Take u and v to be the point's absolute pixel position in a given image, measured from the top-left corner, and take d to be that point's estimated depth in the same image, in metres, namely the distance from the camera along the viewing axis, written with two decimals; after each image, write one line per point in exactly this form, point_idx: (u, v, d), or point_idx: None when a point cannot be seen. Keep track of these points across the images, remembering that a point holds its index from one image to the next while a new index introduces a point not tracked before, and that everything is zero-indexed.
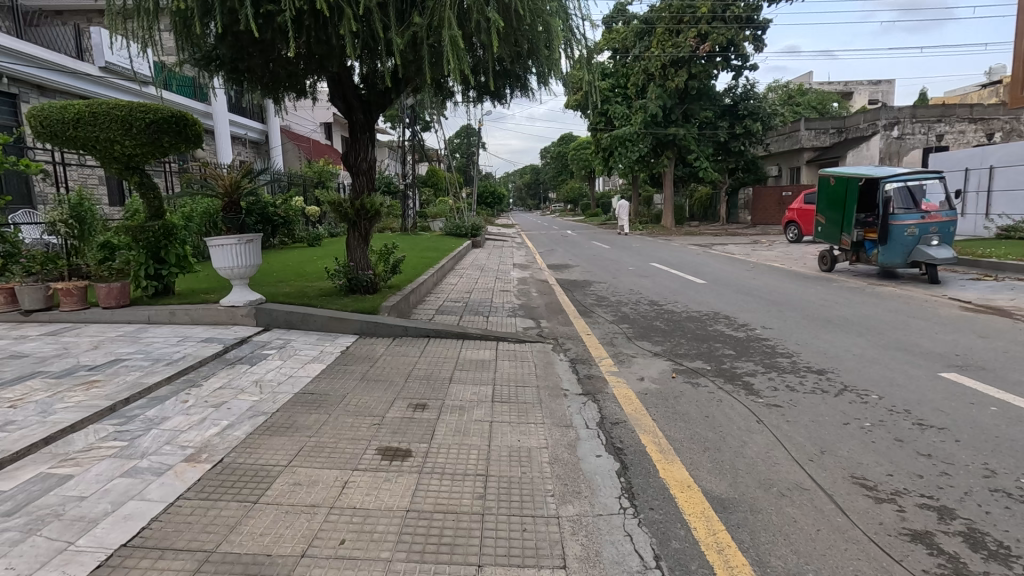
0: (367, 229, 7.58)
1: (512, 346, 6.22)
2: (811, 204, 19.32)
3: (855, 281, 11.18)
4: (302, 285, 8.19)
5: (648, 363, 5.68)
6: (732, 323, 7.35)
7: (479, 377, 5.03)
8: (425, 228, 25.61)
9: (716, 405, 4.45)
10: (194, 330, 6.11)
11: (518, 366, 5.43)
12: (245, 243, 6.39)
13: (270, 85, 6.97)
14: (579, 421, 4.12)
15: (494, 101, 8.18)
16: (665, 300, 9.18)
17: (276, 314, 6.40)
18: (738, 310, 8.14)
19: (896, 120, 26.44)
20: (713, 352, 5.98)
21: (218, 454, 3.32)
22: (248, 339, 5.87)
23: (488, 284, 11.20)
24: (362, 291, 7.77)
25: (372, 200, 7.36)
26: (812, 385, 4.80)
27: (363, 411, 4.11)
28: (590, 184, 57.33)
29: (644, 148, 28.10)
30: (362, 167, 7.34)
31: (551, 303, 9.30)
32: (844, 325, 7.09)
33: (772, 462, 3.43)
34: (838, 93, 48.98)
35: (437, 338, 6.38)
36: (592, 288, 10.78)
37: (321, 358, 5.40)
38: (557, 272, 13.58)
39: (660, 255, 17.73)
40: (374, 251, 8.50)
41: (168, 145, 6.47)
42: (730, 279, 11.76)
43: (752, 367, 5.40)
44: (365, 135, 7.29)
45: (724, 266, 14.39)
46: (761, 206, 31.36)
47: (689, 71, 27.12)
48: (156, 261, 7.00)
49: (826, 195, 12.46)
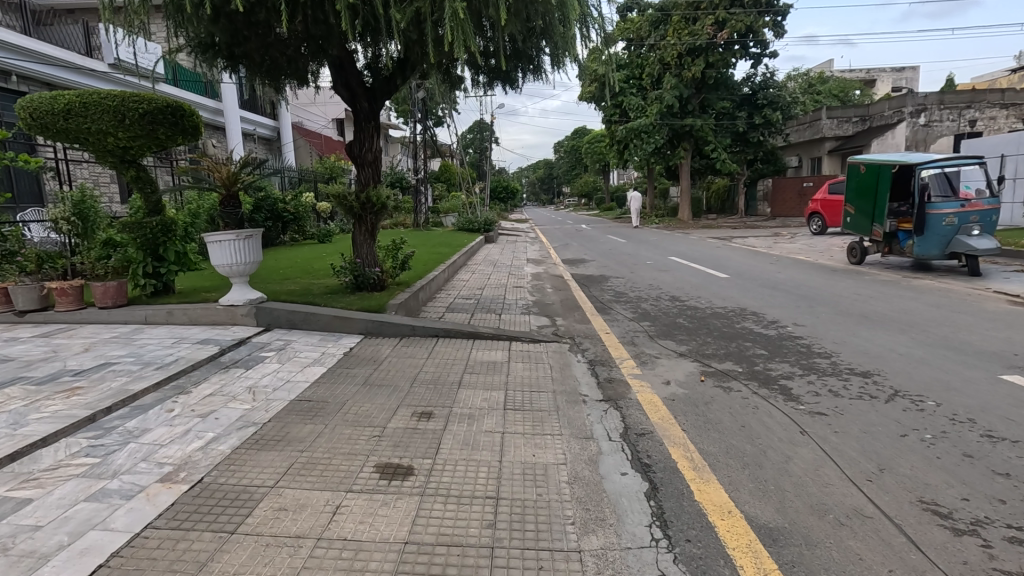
0: (373, 223, 7.23)
1: (525, 346, 5.83)
2: (835, 195, 18.61)
3: (888, 274, 10.60)
4: (308, 283, 7.88)
5: (672, 364, 5.25)
6: (760, 320, 6.88)
7: (490, 381, 4.65)
8: (438, 223, 25.33)
9: (751, 412, 4.02)
10: (191, 331, 5.81)
11: (533, 368, 5.04)
12: (244, 239, 6.07)
13: (268, 72, 6.63)
14: (601, 433, 3.71)
15: (506, 87, 7.77)
16: (687, 296, 8.70)
17: (278, 314, 6.08)
18: (767, 306, 7.65)
19: (923, 106, 25.51)
20: (744, 352, 5.52)
21: (197, 473, 2.98)
22: (246, 340, 5.56)
23: (501, 281, 10.82)
24: (369, 289, 7.43)
25: (379, 192, 7.01)
26: (857, 390, 4.34)
27: (363, 421, 3.75)
28: (605, 178, 56.59)
29: (660, 139, 27.46)
30: (367, 158, 6.99)
31: (566, 299, 8.88)
32: (885, 322, 6.57)
33: (824, 482, 3.00)
34: (860, 81, 47.73)
35: (447, 338, 6.02)
36: (609, 284, 10.35)
37: (322, 361, 5.06)
38: (572, 267, 13.16)
39: (678, 249, 17.18)
40: (381, 247, 8.15)
41: (164, 137, 6.16)
42: (754, 273, 11.23)
43: (789, 368, 4.93)
44: (370, 124, 6.91)
45: (746, 259, 13.84)
46: (781, 198, 30.55)
47: (707, 60, 26.42)
48: (156, 259, 6.73)
49: (855, 184, 11.87)
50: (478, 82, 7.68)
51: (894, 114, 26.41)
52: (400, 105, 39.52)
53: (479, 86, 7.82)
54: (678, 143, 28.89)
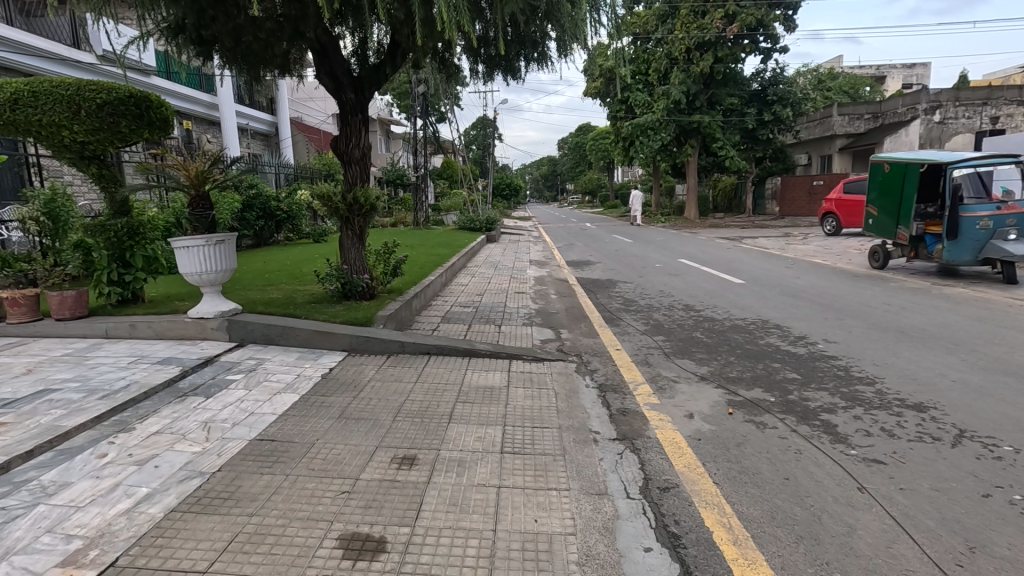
0: (362, 225, 6.64)
1: (527, 367, 5.21)
2: (851, 195, 17.92)
3: (914, 280, 9.94)
4: (292, 290, 7.28)
5: (694, 391, 4.62)
6: (786, 335, 6.25)
7: (485, 413, 4.04)
8: (439, 222, 24.76)
9: (794, 458, 3.38)
10: (154, 347, 5.22)
11: (536, 395, 4.43)
12: (215, 245, 5.48)
13: (243, 58, 5.98)
14: (617, 487, 3.09)
15: (506, 78, 7.16)
16: (702, 305, 8.05)
17: (252, 328, 5.48)
18: (791, 318, 6.99)
19: (938, 103, 24.68)
20: (773, 377, 4.88)
21: (112, 551, 2.37)
22: (213, 360, 4.96)
23: (502, 285, 10.22)
24: (357, 297, 6.81)
25: (367, 193, 6.39)
26: (915, 430, 3.70)
27: (331, 470, 3.15)
28: (609, 174, 55.72)
29: (667, 136, 26.75)
30: (355, 155, 6.36)
31: (572, 307, 8.26)
32: (926, 339, 5.92)
33: (902, 567, 2.37)
34: (870, 78, 46.93)
35: (440, 356, 5.42)
36: (617, 290, 9.74)
37: (296, 386, 4.46)
38: (577, 269, 12.54)
39: (687, 250, 16.51)
40: (371, 251, 7.53)
41: (127, 131, 5.57)
42: (770, 278, 10.59)
43: (829, 399, 4.30)
44: (358, 118, 6.26)
45: (760, 262, 13.17)
46: (790, 197, 29.79)
47: (716, 54, 25.69)
48: (122, 265, 6.13)
49: (879, 184, 11.21)
50: (476, 72, 7.06)
51: (907, 111, 25.64)
52: (401, 100, 38.85)
53: (477, 77, 7.19)
54: (686, 140, 28.15)
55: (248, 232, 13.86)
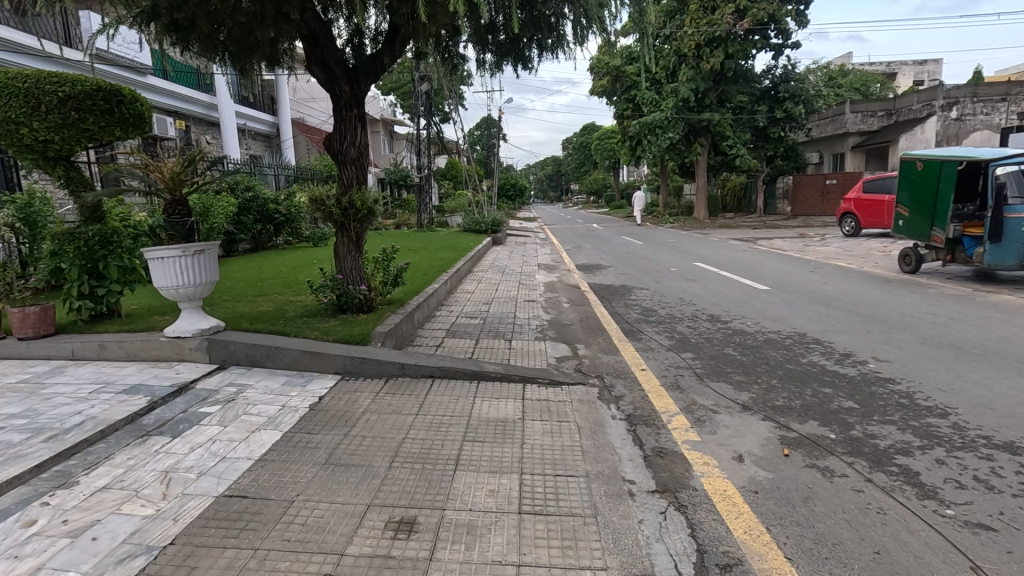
0: (359, 231, 6.04)
1: (544, 393, 4.60)
2: (871, 195, 17.23)
3: (952, 286, 9.27)
4: (284, 302, 6.71)
5: (738, 424, 3.99)
6: (828, 352, 5.63)
7: (498, 457, 3.45)
8: (443, 224, 24.20)
9: (879, 522, 2.75)
10: (123, 371, 4.64)
11: (556, 432, 3.83)
12: (193, 255, 4.88)
13: (220, 42, 5.41)
14: (665, 565, 2.47)
15: (516, 68, 6.56)
16: (730, 315, 7.41)
17: (235, 349, 4.89)
18: (830, 332, 6.35)
19: (954, 100, 23.97)
20: (827, 406, 4.25)
21: None
22: (189, 387, 4.37)
23: (510, 291, 9.66)
24: (354, 311, 6.21)
25: (364, 195, 5.83)
26: (1017, 480, 3.06)
27: (310, 543, 2.54)
28: (615, 173, 54.95)
29: (676, 135, 26.09)
30: (350, 154, 5.76)
31: (587, 318, 7.64)
32: (988, 356, 5.27)
33: None
34: (881, 75, 46.07)
35: (444, 380, 4.82)
36: (633, 297, 9.15)
37: (280, 421, 3.87)
38: (588, 274, 11.97)
39: (701, 252, 15.90)
40: (369, 257, 6.93)
41: (96, 128, 5.04)
42: (796, 283, 9.95)
43: (901, 436, 3.67)
44: (353, 112, 5.66)
45: (781, 265, 12.52)
46: (802, 196, 29.04)
47: (726, 50, 24.98)
48: (94, 276, 5.53)
49: (911, 183, 10.53)
50: (483, 62, 6.48)
51: (922, 108, 24.88)
52: (403, 99, 38.29)
53: (484, 68, 6.60)
54: (695, 139, 27.45)
55: (246, 236, 13.25)
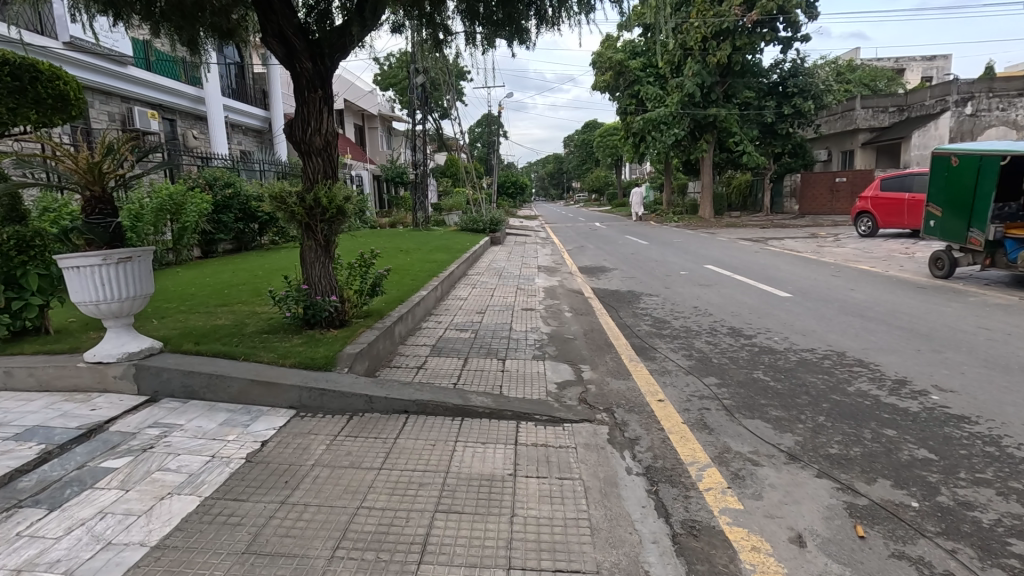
0: (327, 234, 5.20)
1: (539, 435, 3.75)
2: (889, 193, 16.34)
3: (995, 294, 8.39)
4: (245, 316, 5.87)
5: (789, 484, 3.12)
6: (879, 379, 4.75)
7: (478, 541, 2.59)
8: (440, 223, 23.35)
9: None
10: (27, 406, 3.80)
11: (557, 500, 2.95)
12: (115, 264, 4.02)
13: (150, 2, 4.55)
14: None
15: (511, 43, 5.74)
16: (753, 329, 6.54)
17: (168, 377, 4.05)
18: (874, 352, 5.47)
19: (970, 95, 23.02)
20: (896, 457, 3.38)
21: None
22: (103, 429, 3.52)
23: (507, 297, 8.83)
24: (323, 326, 5.37)
25: (332, 191, 4.97)
26: None
27: None
28: (617, 172, 53.95)
29: (681, 131, 25.19)
30: (315, 144, 4.91)
31: (592, 331, 6.78)
32: None
33: None
34: (891, 71, 45.12)
35: (422, 417, 3.97)
36: (642, 304, 8.32)
37: (204, 480, 3.02)
38: (592, 278, 11.14)
39: (711, 253, 15.01)
40: (344, 263, 6.08)
41: (4, 111, 4.83)
42: (820, 289, 9.08)
43: (1007, 508, 2.80)
44: (316, 93, 4.81)
45: (799, 268, 11.65)
46: (811, 195, 27.90)
47: (734, 43, 24.05)
48: (12, 287, 4.65)
49: (944, 180, 9.69)
50: (472, 37, 5.64)
51: (936, 103, 23.96)
52: (402, 95, 37.45)
53: (473, 43, 5.74)
54: (700, 135, 26.52)
55: (227, 235, 12.46)
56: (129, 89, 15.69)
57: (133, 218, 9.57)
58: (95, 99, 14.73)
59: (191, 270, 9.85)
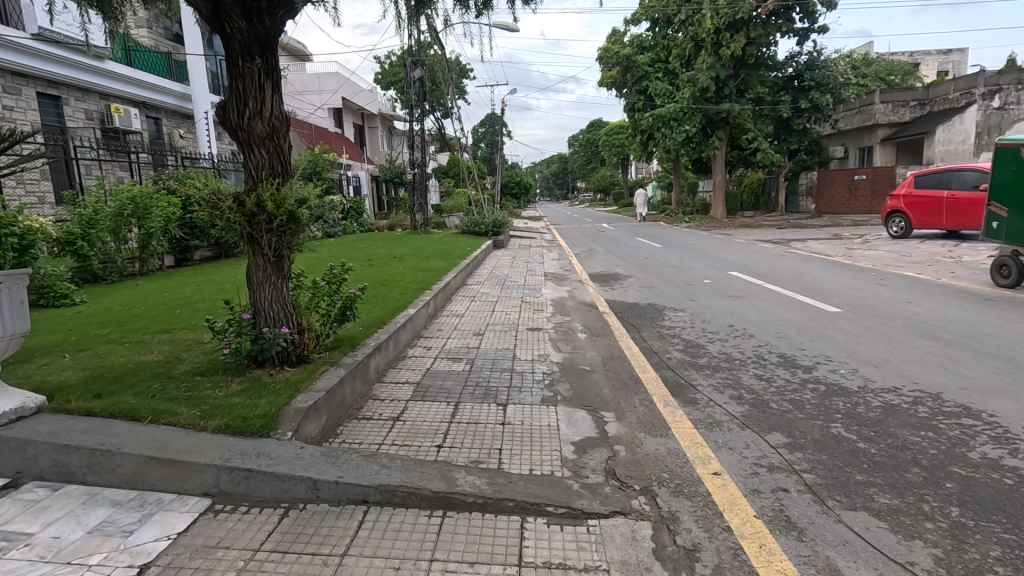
0: (277, 247, 4.03)
1: (551, 544, 2.57)
2: (924, 191, 15.04)
3: None
4: (181, 349, 4.71)
5: None
6: (1008, 440, 3.53)
7: None
8: (440, 225, 22.23)
9: None
10: None
11: None
12: None
13: None
14: None
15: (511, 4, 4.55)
16: (810, 358, 5.34)
17: (35, 454, 2.93)
18: (979, 396, 4.24)
19: (998, 87, 21.56)
20: None
21: None
22: None
23: (510, 313, 7.67)
24: (275, 366, 4.22)
25: (281, 192, 3.85)
26: None
27: None
28: (622, 171, 52.49)
29: (692, 128, 23.83)
30: (257, 131, 3.76)
31: (613, 359, 5.60)
32: None
33: None
34: (907, 66, 43.56)
35: (387, 510, 2.82)
36: (668, 322, 7.12)
37: None
38: (605, 287, 9.95)
39: (733, 258, 13.78)
40: (308, 281, 4.91)
41: None
42: (871, 302, 7.85)
43: None
44: (254, 62, 3.68)
45: (836, 275, 10.41)
46: (828, 192, 26.75)
47: (748, 34, 22.70)
48: None
49: (1010, 175, 8.46)
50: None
51: (961, 97, 22.56)
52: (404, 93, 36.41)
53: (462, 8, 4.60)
54: (712, 131, 25.20)
55: (204, 241, 11.33)
56: (110, 85, 14.59)
57: (86, 223, 8.48)
58: (70, 96, 13.61)
59: (153, 283, 8.75)
